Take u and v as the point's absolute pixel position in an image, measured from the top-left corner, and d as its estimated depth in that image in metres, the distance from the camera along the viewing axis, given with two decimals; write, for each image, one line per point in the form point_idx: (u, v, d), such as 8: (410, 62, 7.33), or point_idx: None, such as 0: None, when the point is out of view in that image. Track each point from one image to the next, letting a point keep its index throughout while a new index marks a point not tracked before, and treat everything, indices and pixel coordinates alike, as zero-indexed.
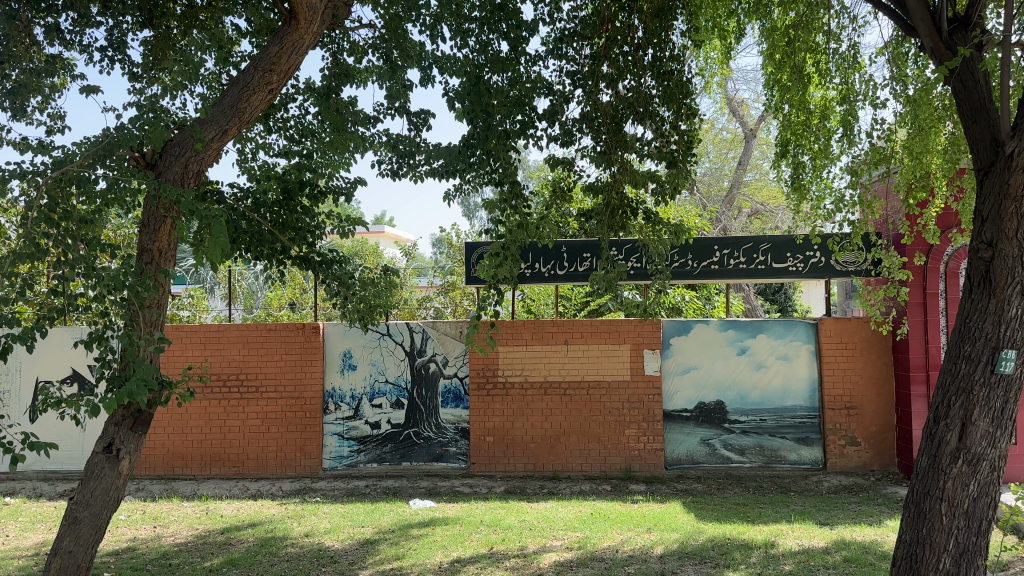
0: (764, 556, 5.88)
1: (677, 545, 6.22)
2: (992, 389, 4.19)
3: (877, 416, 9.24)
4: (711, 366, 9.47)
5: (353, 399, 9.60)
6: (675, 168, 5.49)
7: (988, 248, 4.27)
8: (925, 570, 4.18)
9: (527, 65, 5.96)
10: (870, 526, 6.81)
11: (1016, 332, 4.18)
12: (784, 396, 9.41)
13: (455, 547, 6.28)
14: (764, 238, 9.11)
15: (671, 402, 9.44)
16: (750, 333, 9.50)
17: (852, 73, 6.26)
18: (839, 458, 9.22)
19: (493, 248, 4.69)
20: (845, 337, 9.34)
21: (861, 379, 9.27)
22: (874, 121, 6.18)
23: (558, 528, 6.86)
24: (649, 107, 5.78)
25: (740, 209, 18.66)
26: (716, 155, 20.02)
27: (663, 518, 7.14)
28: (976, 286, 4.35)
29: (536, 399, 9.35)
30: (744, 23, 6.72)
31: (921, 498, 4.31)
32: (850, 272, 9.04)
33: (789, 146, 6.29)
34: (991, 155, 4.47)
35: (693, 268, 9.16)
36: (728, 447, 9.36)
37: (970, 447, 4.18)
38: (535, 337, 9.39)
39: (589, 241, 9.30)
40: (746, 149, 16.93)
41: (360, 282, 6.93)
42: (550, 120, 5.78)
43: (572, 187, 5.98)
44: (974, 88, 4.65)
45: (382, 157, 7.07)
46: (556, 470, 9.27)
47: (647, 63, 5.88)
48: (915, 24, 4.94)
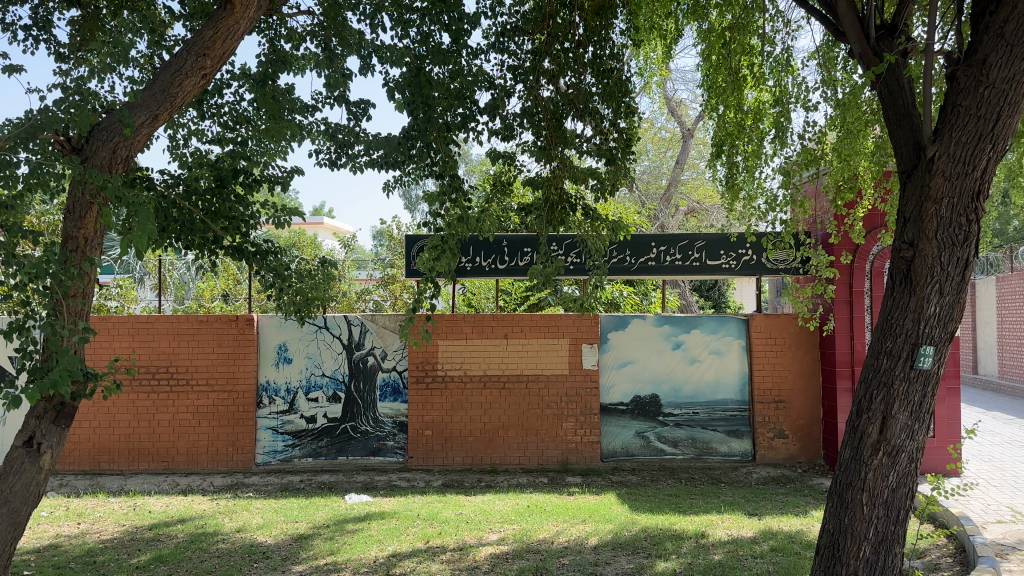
0: (694, 547, 6.02)
1: (611, 536, 6.31)
2: (911, 383, 4.37)
3: (804, 409, 9.53)
4: (647, 360, 9.64)
5: (288, 392, 9.43)
6: (614, 165, 5.56)
7: (909, 248, 4.44)
8: (847, 558, 4.35)
9: (469, 58, 5.93)
10: (796, 517, 7.03)
11: (934, 329, 4.36)
12: (716, 389, 9.64)
13: (391, 542, 6.23)
14: (699, 235, 9.28)
15: (607, 395, 9.58)
16: (684, 329, 9.71)
17: (785, 76, 6.41)
18: (767, 450, 9.47)
19: (432, 242, 4.76)
20: (774, 333, 9.60)
21: (789, 374, 9.55)
22: (805, 122, 6.39)
23: (495, 521, 6.88)
24: (589, 105, 5.81)
25: (676, 207, 18.91)
26: (654, 154, 20.31)
27: (597, 510, 7.23)
28: (897, 285, 4.51)
29: (475, 392, 9.34)
30: (682, 25, 6.80)
31: (843, 489, 4.47)
32: (780, 269, 9.30)
33: (724, 146, 6.43)
34: (913, 158, 4.62)
35: (630, 264, 9.27)
36: (662, 439, 9.53)
37: (890, 440, 4.35)
38: (474, 330, 9.38)
39: (529, 236, 9.32)
40: (683, 149, 17.18)
41: (296, 273, 6.89)
42: (490, 114, 5.76)
43: (513, 181, 6.01)
44: (898, 93, 4.81)
45: (319, 146, 6.95)
46: (493, 463, 9.29)
47: (587, 61, 5.94)
48: (845, 29, 5.10)
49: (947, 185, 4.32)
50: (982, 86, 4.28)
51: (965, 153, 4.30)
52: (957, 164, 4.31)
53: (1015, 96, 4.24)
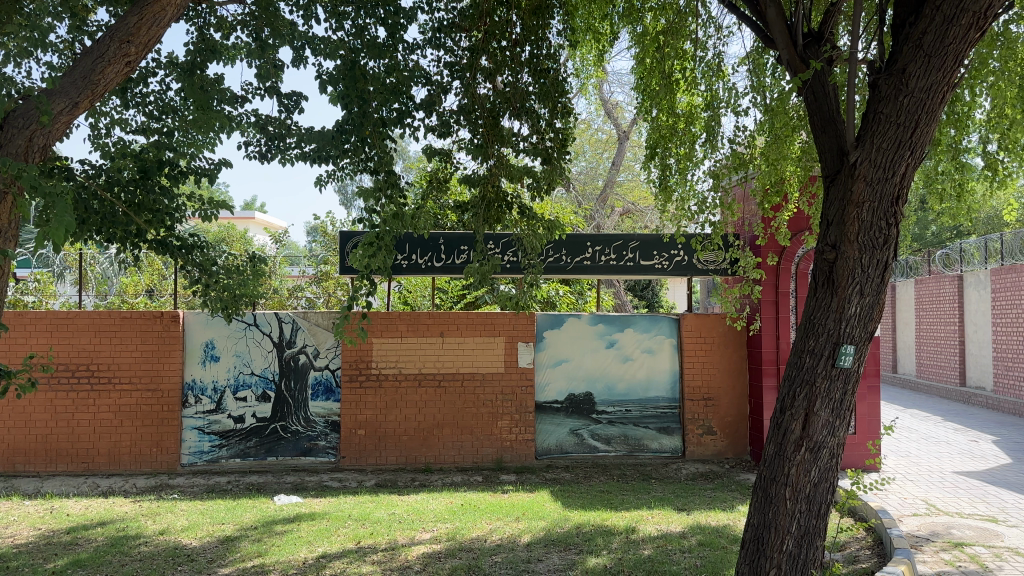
0: (624, 542, 6.10)
1: (543, 533, 6.34)
2: (832, 381, 4.52)
3: (732, 407, 9.76)
4: (582, 358, 9.72)
5: (215, 391, 9.17)
6: (550, 165, 5.59)
7: (832, 250, 4.58)
8: (771, 551, 4.47)
9: (405, 53, 5.86)
10: (724, 512, 7.19)
11: (855, 328, 4.52)
12: (648, 387, 9.80)
13: (321, 543, 6.13)
14: (634, 236, 9.39)
15: (542, 393, 9.61)
16: (618, 327, 9.84)
17: (716, 81, 6.55)
18: (697, 446, 9.67)
19: (367, 239, 4.72)
20: (704, 332, 9.82)
21: (718, 372, 9.77)
22: (736, 126, 6.55)
23: (428, 520, 6.83)
24: (526, 104, 5.80)
25: (612, 207, 19.11)
26: (591, 155, 20.48)
27: (531, 507, 7.26)
28: (820, 286, 4.66)
29: (409, 391, 9.26)
30: (617, 28, 6.88)
31: (768, 483, 4.59)
32: (710, 270, 9.51)
33: (657, 148, 6.54)
34: (837, 162, 4.78)
35: (566, 263, 9.34)
36: (595, 437, 9.63)
37: (812, 435, 4.49)
38: (410, 328, 9.31)
39: (466, 234, 9.27)
40: (619, 151, 17.38)
41: (224, 269, 6.71)
42: (426, 110, 5.71)
43: (450, 178, 5.93)
44: (824, 99, 4.95)
45: (249, 138, 6.77)
46: (427, 462, 9.23)
47: (524, 59, 5.94)
48: (774, 35, 5.23)
49: (868, 190, 4.47)
50: (902, 95, 4.43)
51: (885, 160, 4.46)
52: (878, 169, 4.46)
53: (932, 105, 4.41)
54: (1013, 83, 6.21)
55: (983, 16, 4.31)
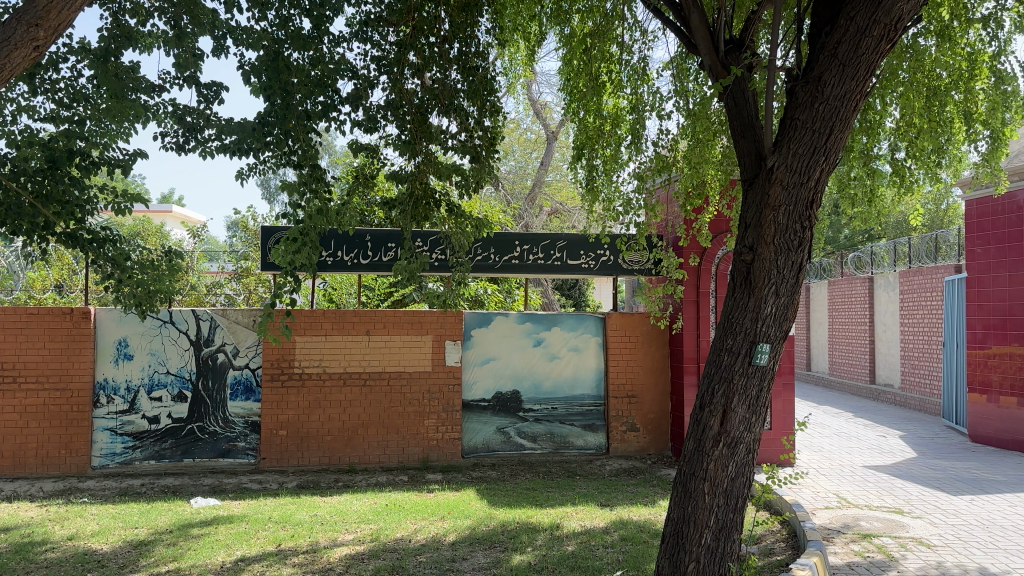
0: (549, 538, 6.16)
1: (468, 532, 6.35)
2: (749, 378, 4.65)
3: (654, 404, 9.97)
4: (509, 357, 9.76)
5: (129, 391, 8.85)
6: (479, 163, 5.59)
7: (749, 252, 4.73)
8: (690, 545, 4.58)
9: (331, 46, 5.75)
10: (646, 507, 7.34)
11: (770, 328, 4.67)
12: (574, 384, 9.91)
13: (240, 546, 5.98)
14: (561, 235, 9.48)
15: (469, 392, 9.59)
16: (545, 326, 9.93)
17: (641, 85, 6.72)
18: (620, 443, 9.82)
19: (291, 235, 4.64)
20: (629, 330, 10.00)
21: (641, 370, 9.96)
22: (659, 130, 6.70)
23: (351, 521, 6.75)
24: (454, 101, 5.80)
25: (541, 207, 19.24)
26: (520, 154, 20.57)
27: (456, 506, 7.25)
28: (739, 286, 4.80)
29: (334, 390, 9.12)
30: (545, 28, 6.94)
31: (687, 479, 4.71)
32: (635, 270, 9.68)
33: (585, 150, 6.59)
34: (755, 166, 4.93)
35: (494, 262, 9.36)
36: (521, 434, 9.68)
37: (729, 432, 4.62)
38: (334, 327, 9.17)
39: (393, 231, 9.17)
40: (548, 151, 17.51)
41: (138, 265, 6.47)
42: (353, 105, 5.61)
43: (377, 175, 5.84)
44: (744, 105, 5.10)
45: (166, 128, 6.54)
46: (351, 462, 9.10)
47: (453, 57, 5.93)
48: (697, 42, 5.36)
49: (784, 194, 4.64)
50: (817, 102, 4.59)
51: (800, 165, 4.62)
52: (794, 174, 4.63)
53: (846, 112, 4.59)
54: (920, 94, 6.56)
55: (893, 28, 4.51)
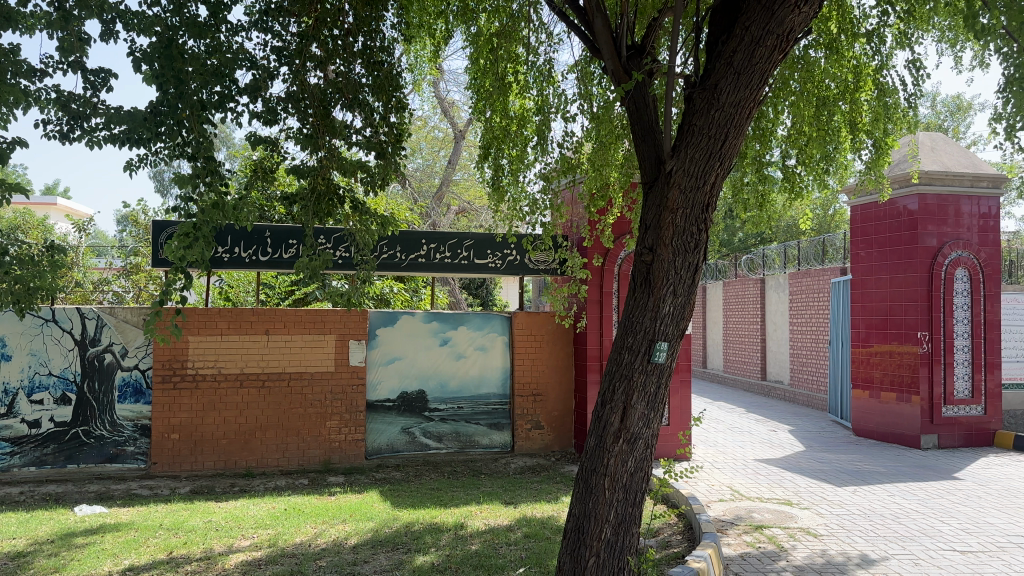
0: (453, 538, 6.15)
1: (370, 534, 6.26)
2: (648, 375, 4.77)
3: (558, 401, 10.10)
4: (414, 356, 9.68)
5: (6, 394, 8.34)
6: (384, 159, 5.51)
7: (649, 252, 4.86)
8: (590, 539, 4.66)
9: (228, 35, 5.54)
10: (549, 503, 7.43)
11: (668, 326, 4.80)
12: (480, 384, 9.93)
13: (128, 555, 5.70)
14: (468, 234, 9.49)
15: (374, 392, 9.45)
16: (451, 325, 9.91)
17: (547, 87, 6.82)
18: (525, 441, 9.91)
19: (183, 229, 4.51)
20: (534, 329, 10.10)
21: (546, 368, 10.08)
22: (564, 132, 6.81)
23: (248, 527, 6.54)
24: (359, 96, 5.69)
25: (448, 205, 19.17)
26: (427, 152, 20.45)
27: (358, 509, 7.14)
28: (638, 286, 4.92)
29: (230, 392, 8.83)
30: (451, 26, 6.91)
31: (588, 475, 4.79)
32: (541, 270, 9.78)
33: (491, 149, 6.57)
34: (655, 170, 5.07)
35: (400, 260, 9.24)
36: (426, 434, 9.62)
37: (629, 428, 4.73)
38: (231, 326, 8.87)
39: (295, 227, 8.96)
40: (455, 150, 17.48)
41: (15, 260, 6.06)
42: (251, 96, 5.39)
43: (278, 169, 5.68)
44: (644, 109, 5.23)
45: (48, 115, 6.16)
46: (248, 466, 8.81)
47: (357, 50, 5.84)
48: (600, 45, 5.44)
49: (682, 198, 4.78)
50: (714, 108, 4.75)
51: (697, 169, 4.77)
52: (691, 178, 4.78)
53: (739, 120, 4.77)
54: (810, 104, 6.89)
55: (784, 40, 4.73)
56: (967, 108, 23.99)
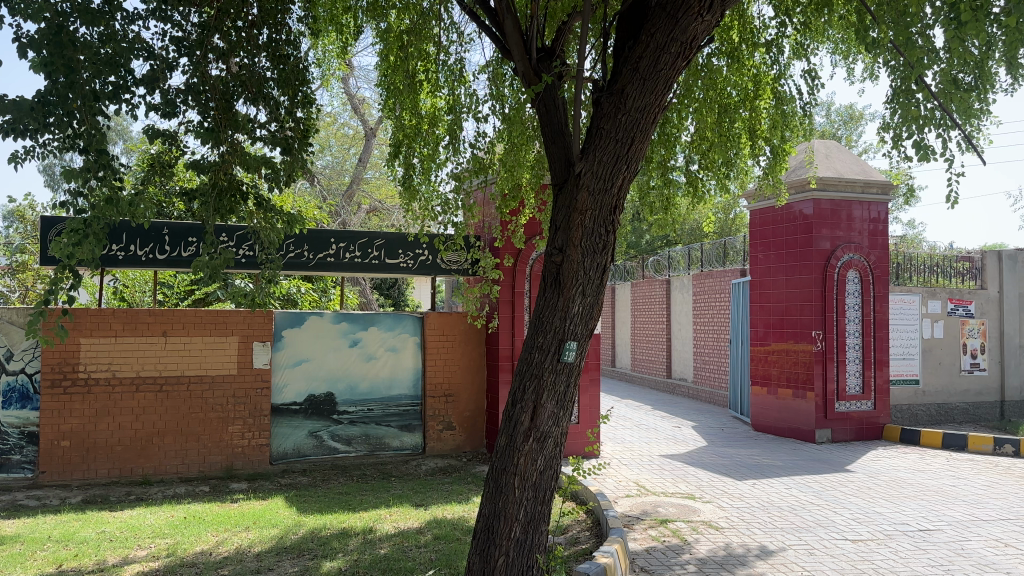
0: (361, 543, 6.05)
1: (275, 541, 6.09)
2: (558, 375, 4.81)
3: (470, 402, 10.10)
4: (322, 358, 9.49)
5: None
6: (290, 156, 5.35)
7: (559, 253, 4.90)
8: (500, 539, 4.66)
9: (124, 23, 5.21)
10: (460, 504, 7.41)
11: (577, 326, 4.86)
12: (390, 385, 9.82)
13: (12, 570, 5.35)
14: (379, 233, 9.36)
15: (279, 395, 9.20)
16: (361, 326, 9.78)
17: (458, 86, 6.78)
18: (436, 442, 9.85)
19: (71, 225, 4.36)
20: (446, 329, 10.07)
21: (458, 368, 10.05)
22: (476, 132, 6.79)
23: (145, 536, 6.25)
24: (262, 89, 5.54)
25: (359, 204, 18.86)
26: (337, 149, 20.06)
27: (263, 515, 6.94)
28: (549, 286, 4.95)
29: (126, 396, 8.43)
30: (360, 22, 6.80)
31: (498, 475, 4.79)
32: (453, 270, 9.75)
33: (402, 147, 6.55)
34: (565, 172, 5.12)
35: (308, 259, 9.02)
36: (334, 438, 9.43)
37: (538, 426, 4.76)
38: (127, 327, 8.47)
39: (195, 225, 8.64)
40: (366, 148, 17.22)
41: None
42: (148, 87, 5.14)
43: (176, 163, 5.42)
44: (554, 112, 5.27)
45: None
46: (145, 474, 8.41)
47: (262, 43, 5.67)
48: (510, 47, 5.46)
49: (591, 200, 4.85)
50: (620, 112, 4.84)
51: (605, 172, 4.85)
52: (599, 180, 4.85)
53: (645, 124, 4.87)
54: (712, 110, 7.11)
55: (687, 47, 4.85)
56: (858, 118, 25.35)
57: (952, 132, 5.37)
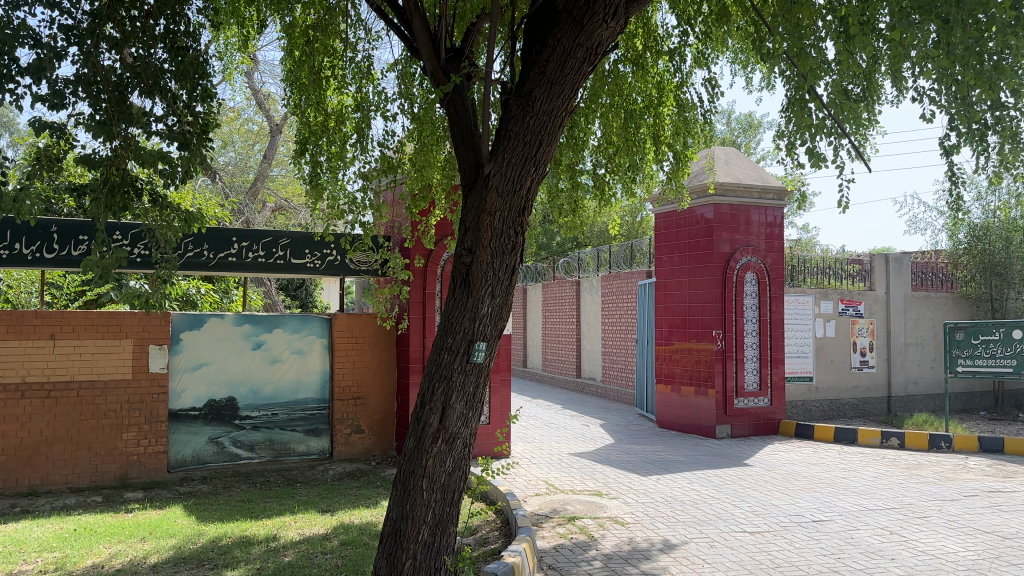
0: (264, 551, 5.88)
1: (173, 551, 5.85)
2: (467, 375, 4.82)
3: (379, 404, 9.98)
4: (224, 361, 9.20)
5: None
6: (189, 151, 5.16)
7: (468, 254, 4.90)
8: (407, 542, 4.62)
9: (7, 8, 4.90)
10: (367, 509, 7.31)
11: (486, 327, 4.87)
12: (296, 389, 9.60)
13: None
14: (284, 233, 9.13)
15: (178, 400, 8.85)
16: (265, 328, 9.53)
17: (366, 83, 6.71)
18: (344, 446, 9.70)
19: None
20: (354, 331, 9.93)
21: (367, 371, 9.93)
22: (385, 131, 6.73)
23: (30, 551, 5.90)
24: (159, 82, 5.32)
25: (263, 203, 18.38)
26: (241, 146, 19.51)
27: (159, 525, 6.66)
28: (458, 287, 4.95)
29: (9, 403, 7.93)
30: (265, 15, 6.63)
31: (406, 477, 4.75)
32: (361, 271, 9.61)
33: (308, 145, 6.41)
34: (474, 173, 5.12)
35: (208, 259, 8.71)
36: (236, 444, 9.14)
37: (447, 428, 4.75)
38: (10, 330, 7.98)
39: (85, 222, 8.21)
40: (271, 144, 16.81)
41: None
42: (34, 76, 4.85)
43: (65, 157, 5.13)
44: (463, 113, 5.27)
45: None
46: (31, 485, 7.92)
47: (159, 34, 5.46)
48: (419, 46, 5.42)
49: (500, 201, 4.87)
50: (529, 115, 4.88)
51: (513, 174, 4.88)
52: (508, 181, 4.88)
53: (553, 127, 4.94)
54: (618, 115, 7.28)
55: (593, 52, 4.94)
56: (756, 127, 26.50)
57: (842, 141, 5.65)
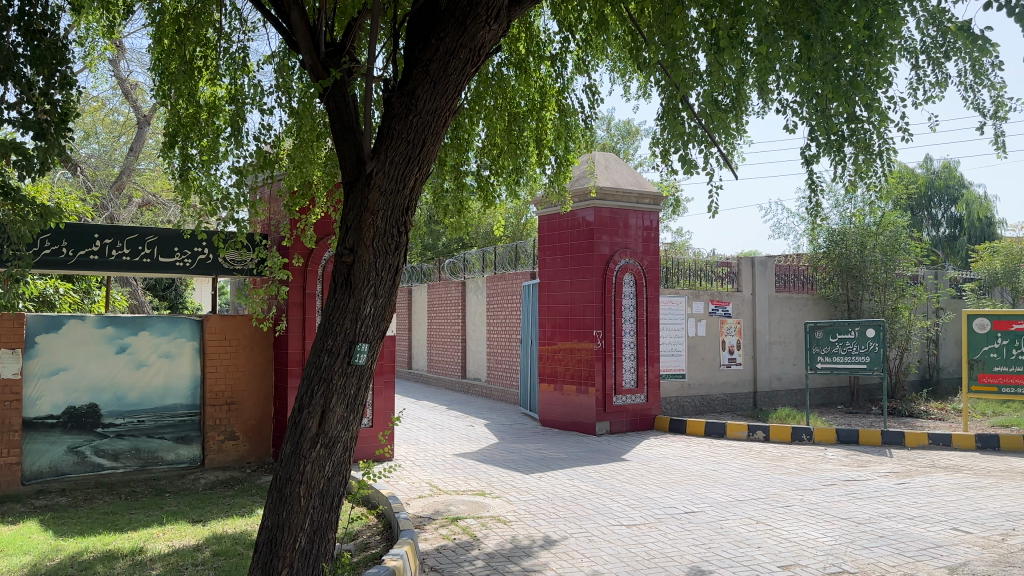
0: (129, 565, 5.58)
1: (27, 569, 5.45)
2: (347, 377, 4.74)
3: (254, 409, 9.65)
4: (84, 366, 8.66)
5: None
6: (46, 141, 4.81)
7: (349, 254, 4.81)
8: (283, 551, 4.48)
9: None
10: (242, 518, 7.06)
11: (368, 328, 4.81)
12: (164, 395, 9.16)
13: None
14: (151, 229, 8.67)
15: (32, 408, 8.25)
16: (131, 330, 9.03)
17: (241, 75, 6.47)
18: (216, 454, 9.32)
19: None
20: (228, 333, 9.57)
21: (242, 374, 9.58)
22: (261, 126, 6.52)
23: None
24: (13, 66, 4.94)
25: (129, 198, 17.44)
26: (104, 138, 18.46)
27: (12, 542, 6.19)
28: (339, 287, 4.85)
29: None
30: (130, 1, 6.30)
31: (283, 484, 4.62)
32: (236, 270, 9.26)
33: (178, 138, 6.14)
34: (356, 170, 5.03)
35: (67, 257, 8.17)
36: (99, 453, 8.62)
37: (327, 432, 4.65)
38: None
39: None
40: (137, 136, 16.00)
41: None
42: None
43: None
44: (344, 109, 5.18)
45: None
46: None
47: (11, 15, 5.06)
48: (298, 39, 5.29)
49: (382, 200, 4.82)
50: (411, 114, 4.86)
51: (396, 173, 4.84)
52: (390, 181, 4.84)
53: (436, 127, 4.94)
54: (502, 118, 7.35)
55: (476, 54, 4.99)
56: (634, 134, 27.44)
57: (712, 149, 5.92)
